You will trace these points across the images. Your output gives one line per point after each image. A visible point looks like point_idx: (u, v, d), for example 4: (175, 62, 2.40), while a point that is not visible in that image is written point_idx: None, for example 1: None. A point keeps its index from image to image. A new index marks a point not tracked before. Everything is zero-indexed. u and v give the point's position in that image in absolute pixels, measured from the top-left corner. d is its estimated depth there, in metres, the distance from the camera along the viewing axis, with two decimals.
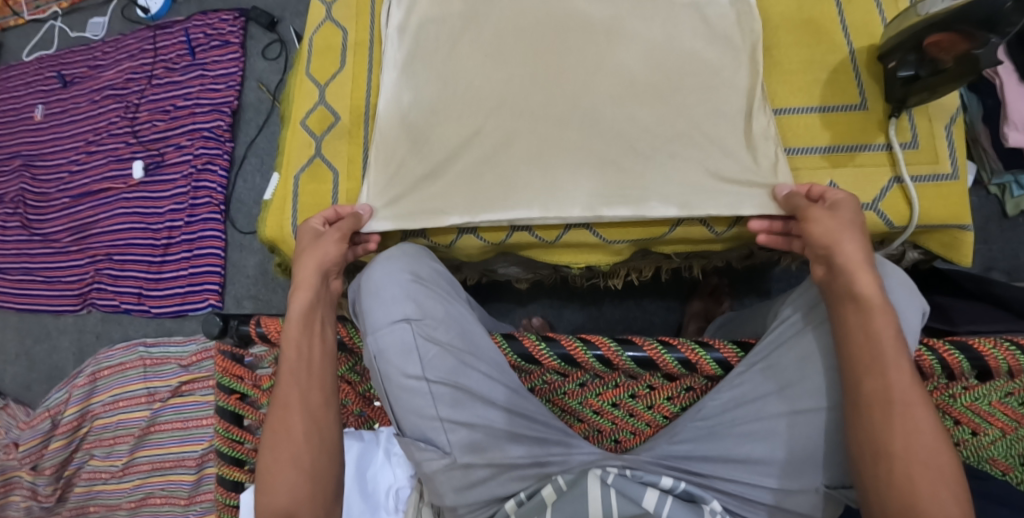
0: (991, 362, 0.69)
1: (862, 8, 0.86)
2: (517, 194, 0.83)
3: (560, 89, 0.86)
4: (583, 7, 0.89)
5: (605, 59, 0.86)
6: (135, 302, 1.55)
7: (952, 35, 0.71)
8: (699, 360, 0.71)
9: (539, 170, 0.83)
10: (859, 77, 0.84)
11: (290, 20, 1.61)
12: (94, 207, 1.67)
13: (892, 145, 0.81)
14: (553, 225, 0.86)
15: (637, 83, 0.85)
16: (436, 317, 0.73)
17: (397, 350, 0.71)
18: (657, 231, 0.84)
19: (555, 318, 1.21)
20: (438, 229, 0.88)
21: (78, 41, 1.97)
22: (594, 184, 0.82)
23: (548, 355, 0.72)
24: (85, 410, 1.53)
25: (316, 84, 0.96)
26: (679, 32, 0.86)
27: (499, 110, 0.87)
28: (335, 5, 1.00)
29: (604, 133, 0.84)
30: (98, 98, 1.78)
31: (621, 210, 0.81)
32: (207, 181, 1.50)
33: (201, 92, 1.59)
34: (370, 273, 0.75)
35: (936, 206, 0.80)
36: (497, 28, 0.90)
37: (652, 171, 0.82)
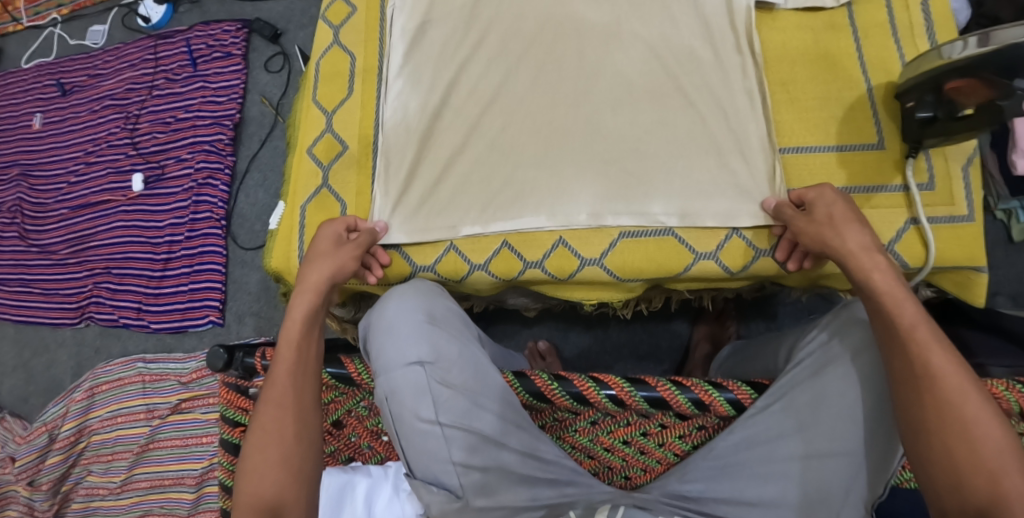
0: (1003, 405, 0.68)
1: (878, 42, 0.86)
2: (526, 201, 0.83)
3: (561, 92, 0.87)
4: (582, 10, 0.90)
5: (604, 60, 0.87)
6: (135, 317, 1.53)
7: (974, 80, 0.70)
8: (713, 401, 0.70)
9: (543, 169, 0.84)
10: (876, 115, 0.83)
11: (293, 32, 1.59)
12: (93, 219, 1.65)
13: (909, 186, 0.80)
14: (566, 262, 0.83)
15: (636, 86, 0.86)
16: (450, 359, 0.72)
17: (411, 393, 0.70)
18: (674, 269, 0.82)
19: (560, 340, 1.19)
20: (446, 266, 0.85)
21: (78, 48, 1.95)
22: (597, 185, 0.83)
23: (560, 394, 0.70)
24: (83, 425, 1.51)
25: (323, 111, 0.95)
26: (677, 31, 0.87)
27: (506, 118, 0.87)
28: (344, 29, 0.98)
29: (604, 136, 0.84)
30: (97, 108, 1.76)
31: (627, 218, 0.82)
32: (208, 195, 1.48)
33: (202, 104, 1.56)
34: (384, 312, 0.74)
35: (951, 247, 0.79)
36: (501, 32, 0.90)
37: (652, 177, 0.82)
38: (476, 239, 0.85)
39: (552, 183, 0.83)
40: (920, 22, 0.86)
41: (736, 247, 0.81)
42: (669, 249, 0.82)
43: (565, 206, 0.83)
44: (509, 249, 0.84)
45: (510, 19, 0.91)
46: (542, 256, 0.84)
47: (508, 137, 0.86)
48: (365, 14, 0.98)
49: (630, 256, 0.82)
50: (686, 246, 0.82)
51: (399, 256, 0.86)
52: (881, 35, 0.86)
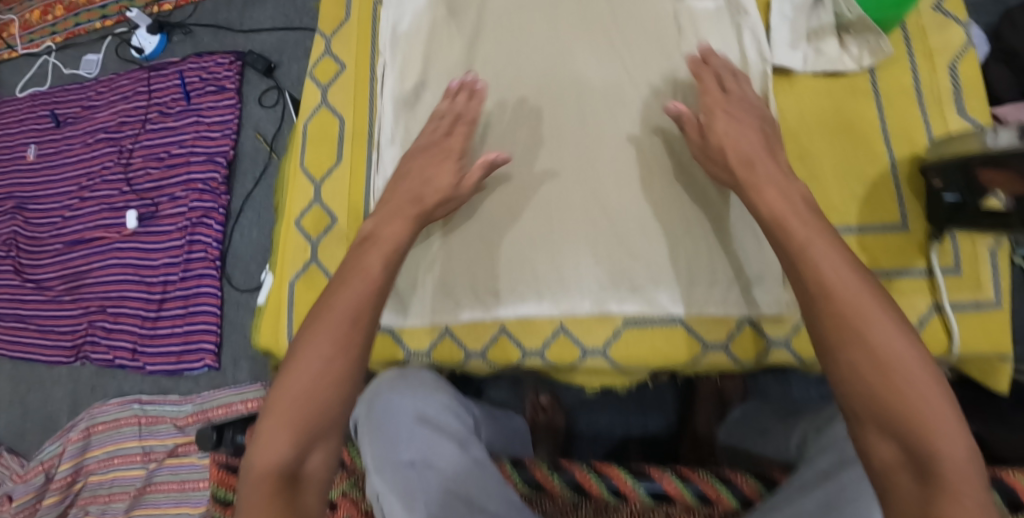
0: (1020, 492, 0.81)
1: (903, 113, 0.89)
2: (527, 286, 0.87)
3: (566, 162, 0.88)
4: (586, 72, 0.91)
5: (608, 129, 0.89)
6: (130, 358, 1.50)
7: (1009, 173, 0.71)
8: (719, 495, 0.78)
9: (544, 249, 0.87)
10: (902, 194, 0.87)
11: (287, 65, 1.57)
12: (88, 255, 1.62)
13: (933, 272, 0.84)
14: (568, 351, 0.87)
15: (637, 158, 0.88)
16: (445, 467, 0.70)
17: (401, 493, 0.67)
18: (686, 362, 0.86)
19: (561, 390, 1.14)
20: (444, 350, 0.90)
21: (71, 77, 1.92)
22: (600, 268, 0.86)
23: (558, 484, 0.81)
24: (80, 466, 1.48)
25: (311, 180, 0.95)
26: (684, 95, 0.89)
27: (506, 193, 0.89)
28: (331, 89, 0.99)
29: (608, 212, 0.87)
30: (90, 140, 1.73)
31: (631, 305, 0.85)
32: (202, 234, 1.46)
33: (196, 140, 1.53)
34: (375, 408, 0.74)
35: (977, 336, 0.82)
36: (502, 95, 0.92)
37: (650, 256, 0.86)
38: (476, 327, 0.89)
39: (554, 265, 0.86)
40: (947, 88, 0.89)
41: (747, 338, 0.86)
42: (678, 339, 0.86)
43: (568, 291, 0.86)
44: (508, 336, 0.88)
45: (510, 84, 0.92)
46: (543, 344, 0.87)
47: (511, 216, 0.88)
48: (354, 72, 0.99)
49: (635, 347, 0.86)
50: (695, 337, 0.86)
51: (391, 340, 0.91)
52: (906, 100, 0.89)
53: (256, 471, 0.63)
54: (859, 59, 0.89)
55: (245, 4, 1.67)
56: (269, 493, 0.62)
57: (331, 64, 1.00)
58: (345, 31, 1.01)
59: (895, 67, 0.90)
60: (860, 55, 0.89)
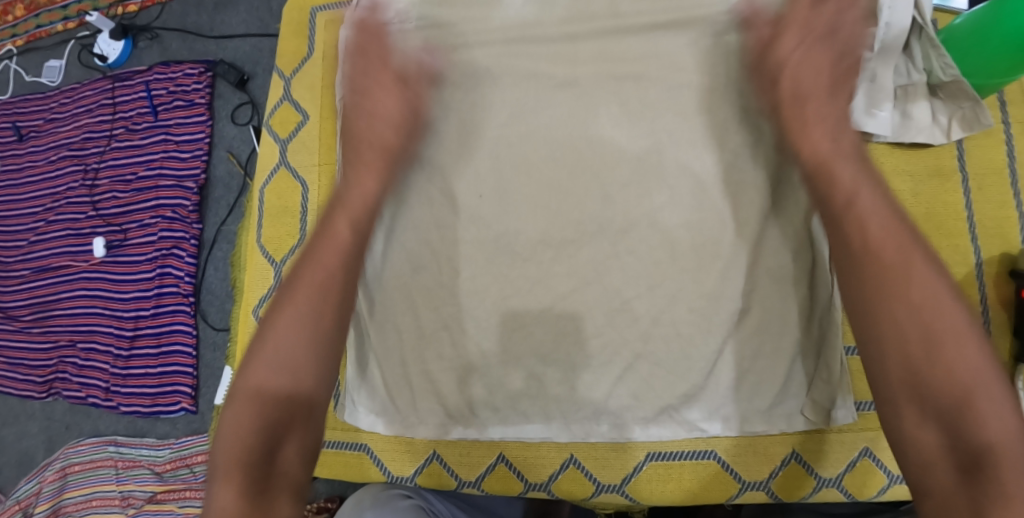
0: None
1: (992, 199, 0.81)
2: (535, 405, 0.77)
3: (582, 255, 0.74)
4: (607, 131, 0.75)
5: (641, 213, 0.73)
6: (104, 398, 1.41)
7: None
8: None
9: (556, 364, 0.75)
10: (986, 299, 0.79)
11: (260, 78, 1.45)
12: (54, 285, 1.51)
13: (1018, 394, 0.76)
14: (580, 488, 0.83)
15: (679, 244, 0.72)
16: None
17: None
18: (725, 494, 0.80)
19: None
20: (430, 475, 0.85)
21: (33, 85, 1.78)
22: (622, 389, 0.75)
23: None
24: (57, 506, 1.38)
25: (272, 260, 0.88)
26: (739, 160, 0.72)
27: (500, 281, 0.76)
28: (292, 144, 0.90)
29: (637, 322, 0.73)
30: (54, 157, 1.61)
31: (659, 430, 0.77)
32: (173, 267, 1.35)
33: (164, 160, 1.41)
34: None
35: None
36: (496, 163, 0.76)
37: (687, 371, 0.73)
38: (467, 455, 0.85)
39: (568, 384, 0.75)
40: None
41: (790, 475, 0.79)
42: (711, 479, 0.80)
43: (582, 415, 0.77)
44: (506, 467, 0.84)
45: (513, 148, 0.76)
46: (548, 478, 0.83)
47: (514, 306, 0.75)
48: (318, 123, 0.90)
49: (657, 484, 0.81)
50: (732, 477, 0.80)
51: (372, 464, 0.87)
52: (998, 186, 0.81)
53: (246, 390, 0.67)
54: (948, 131, 0.80)
55: (215, 7, 1.53)
56: (259, 412, 0.65)
57: (288, 110, 0.91)
58: (309, 66, 0.91)
59: (988, 140, 0.82)
60: (949, 126, 0.80)
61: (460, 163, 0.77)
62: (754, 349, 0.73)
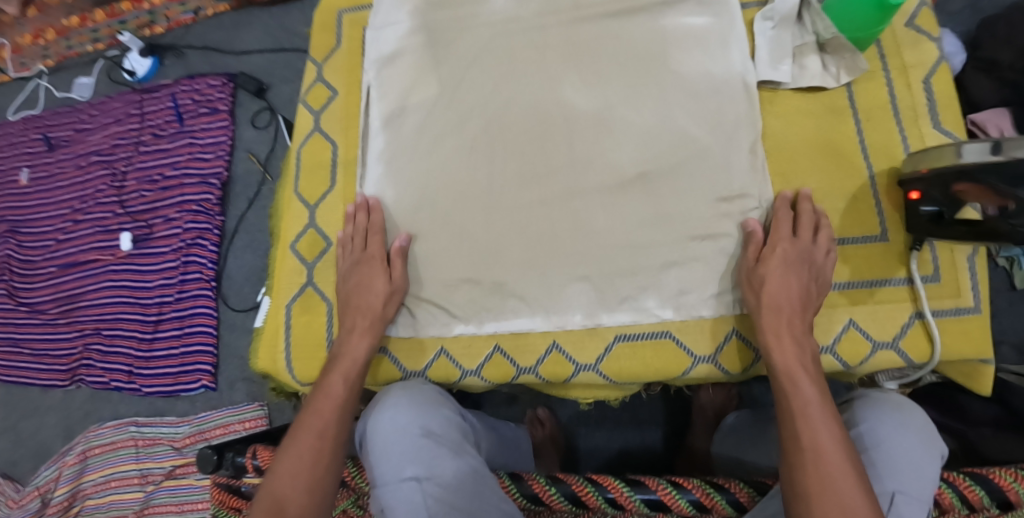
0: (1013, 496, 0.65)
1: (881, 128, 0.84)
2: (518, 301, 0.82)
3: (551, 186, 0.83)
4: (568, 96, 0.85)
5: (590, 153, 0.83)
6: (126, 381, 1.50)
7: (979, 185, 0.71)
8: (714, 504, 0.63)
9: (535, 273, 0.82)
10: (880, 204, 0.82)
11: (278, 86, 1.60)
12: (81, 278, 1.62)
13: (914, 280, 0.78)
14: (561, 368, 0.82)
15: (626, 176, 0.81)
16: (447, 475, 0.63)
17: (404, 512, 0.61)
18: (676, 371, 0.80)
19: (558, 406, 1.10)
20: (438, 370, 0.85)
21: (63, 101, 1.93)
22: (586, 286, 0.81)
23: (557, 499, 0.65)
24: (76, 489, 1.47)
25: (305, 204, 0.93)
26: (672, 111, 0.82)
27: (487, 215, 0.84)
28: (324, 115, 0.96)
29: (599, 231, 0.81)
30: (83, 163, 1.74)
31: (622, 315, 0.81)
32: (197, 255, 1.46)
33: (189, 162, 1.55)
34: (375, 424, 0.66)
35: (956, 341, 0.78)
36: (483, 121, 0.86)
37: (642, 266, 0.80)
38: (471, 342, 0.85)
39: (544, 285, 0.81)
40: (924, 104, 0.84)
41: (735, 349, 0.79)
42: (667, 353, 0.80)
43: (560, 305, 0.82)
44: (501, 355, 0.84)
45: (496, 109, 0.86)
46: (535, 361, 0.83)
47: (497, 231, 0.83)
48: (345, 99, 0.96)
49: (627, 362, 0.81)
50: (685, 351, 0.80)
51: (389, 362, 0.86)
52: (884, 117, 0.85)
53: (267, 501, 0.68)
54: (837, 76, 0.86)
55: (234, 27, 1.71)
56: None
57: (323, 89, 0.97)
58: (335, 59, 0.99)
59: (872, 82, 0.86)
60: (838, 71, 0.86)
61: (449, 125, 0.87)
62: (704, 248, 0.79)
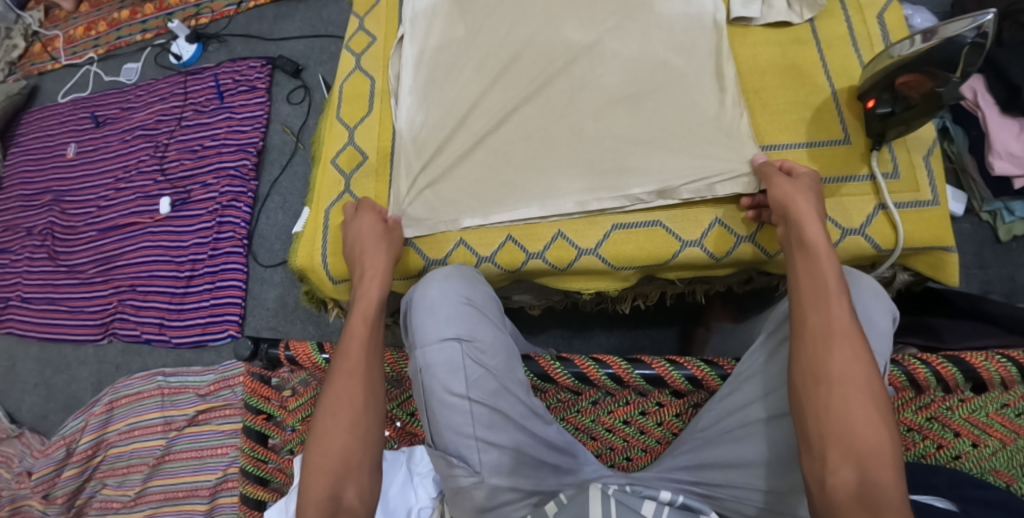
0: (984, 373, 0.70)
1: (840, 53, 0.87)
2: (516, 195, 0.84)
3: (544, 104, 0.87)
4: (565, 31, 0.89)
5: (585, 76, 0.87)
6: (157, 333, 1.61)
7: (919, 75, 0.73)
8: (705, 376, 0.72)
9: (530, 170, 0.84)
10: (841, 115, 0.84)
11: (314, 67, 1.75)
12: (120, 241, 1.74)
13: (876, 175, 0.80)
14: (565, 252, 0.83)
15: (614, 96, 0.86)
16: (486, 341, 0.72)
17: (445, 368, 0.70)
18: (661, 255, 0.81)
19: (565, 348, 1.15)
20: (457, 261, 0.85)
21: (111, 85, 2.05)
22: (582, 179, 0.83)
23: (564, 374, 0.74)
24: (100, 439, 1.53)
25: (345, 126, 0.94)
26: (653, 45, 0.87)
27: (498, 127, 0.87)
28: (365, 56, 0.98)
29: (586, 139, 0.84)
30: (128, 138, 1.86)
31: (609, 204, 0.82)
32: (231, 216, 1.60)
33: (228, 133, 1.70)
34: (426, 290, 0.74)
35: (918, 229, 0.79)
36: (499, 48, 0.90)
37: (631, 165, 0.82)
38: (486, 231, 0.85)
39: (541, 179, 0.84)
40: (878, 34, 0.87)
41: (717, 236, 0.81)
42: (657, 240, 0.81)
43: (551, 192, 0.83)
44: (513, 242, 0.84)
45: (509, 45, 0.90)
46: (543, 247, 0.83)
47: (507, 138, 0.86)
48: (384, 44, 0.98)
49: (624, 246, 0.82)
50: (671, 236, 0.81)
51: (413, 252, 0.86)
52: (844, 47, 0.87)
53: (317, 462, 0.66)
54: (800, 13, 0.88)
55: (276, 17, 1.85)
56: (325, 489, 0.65)
57: (356, 23, 1.01)
58: (376, 12, 1.01)
59: (832, 18, 0.89)
60: (801, 10, 0.88)
61: (473, 52, 0.91)
62: (686, 150, 0.82)
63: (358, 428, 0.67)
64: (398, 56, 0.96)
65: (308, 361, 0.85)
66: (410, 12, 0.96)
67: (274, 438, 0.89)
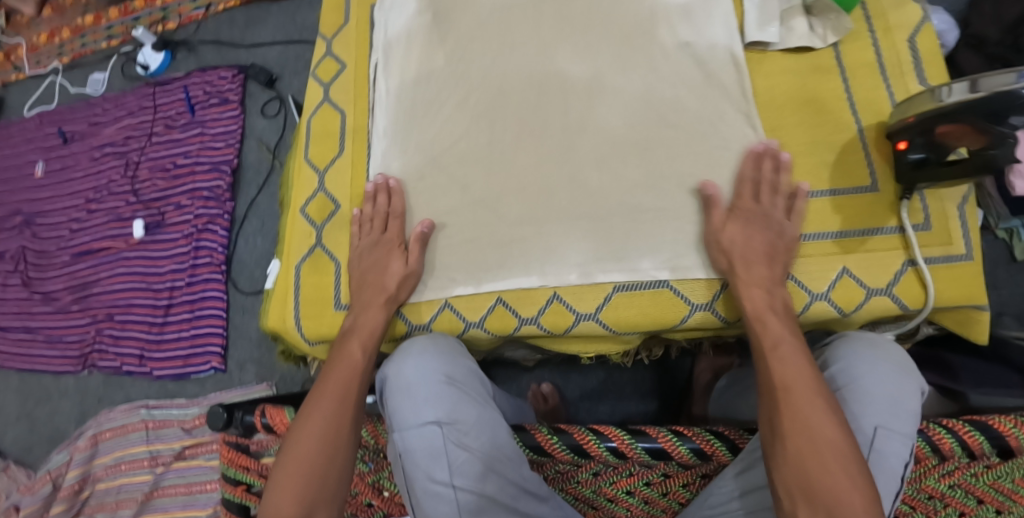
0: (1011, 441, 0.63)
1: (866, 82, 0.79)
2: (515, 260, 0.76)
3: (541, 151, 0.78)
4: (562, 63, 0.81)
5: (585, 118, 0.78)
6: (137, 364, 1.54)
7: (961, 125, 0.67)
8: (715, 451, 0.66)
9: (534, 233, 0.76)
10: (869, 157, 0.77)
11: (288, 77, 1.66)
12: (95, 266, 1.65)
13: (905, 228, 0.73)
14: (561, 318, 0.76)
15: (619, 139, 0.77)
16: (469, 422, 0.66)
17: (426, 454, 0.64)
18: (668, 320, 0.75)
19: (562, 382, 1.08)
20: (442, 326, 0.78)
21: (79, 96, 1.94)
22: (586, 242, 0.75)
23: (559, 447, 0.67)
24: (87, 473, 1.46)
25: (314, 170, 0.87)
26: (660, 81, 0.79)
27: (489, 175, 0.79)
28: (334, 86, 0.90)
29: (591, 193, 0.76)
30: (97, 154, 1.76)
31: (617, 274, 0.75)
32: (208, 241, 1.53)
33: (201, 151, 1.61)
34: (401, 368, 0.68)
35: (949, 287, 0.73)
36: (488, 87, 0.81)
37: (641, 227, 0.75)
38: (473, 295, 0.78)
39: (541, 241, 0.76)
40: (909, 61, 0.80)
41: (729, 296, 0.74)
42: (663, 301, 0.74)
43: (552, 257, 0.76)
44: (503, 306, 0.77)
45: (495, 78, 0.81)
46: (537, 312, 0.76)
47: (497, 186, 0.78)
48: (354, 71, 0.90)
49: (627, 311, 0.75)
50: (680, 297, 0.74)
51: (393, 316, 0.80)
52: (871, 76, 0.80)
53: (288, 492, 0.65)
54: (824, 36, 0.81)
55: (246, 22, 1.75)
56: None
57: (323, 47, 0.92)
58: (344, 34, 0.92)
59: (859, 42, 0.81)
60: (824, 32, 0.81)
61: (457, 90, 0.82)
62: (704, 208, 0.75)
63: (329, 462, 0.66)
64: (372, 97, 0.88)
65: (285, 430, 0.78)
66: (388, 41, 0.88)
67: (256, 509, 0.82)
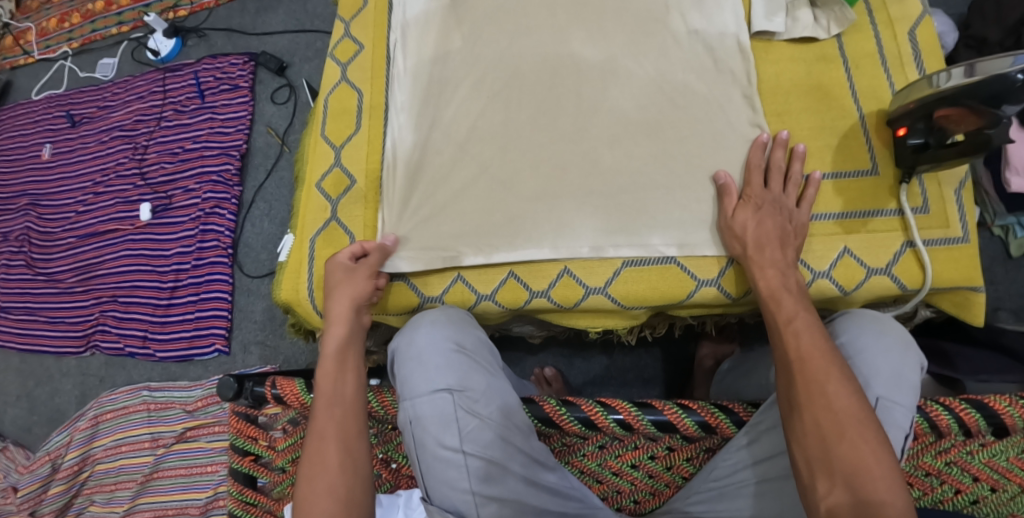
0: (1007, 419, 0.65)
1: (868, 73, 0.81)
2: (526, 234, 0.78)
3: (554, 132, 0.80)
4: (575, 46, 0.83)
5: (596, 99, 0.80)
6: (141, 345, 1.55)
7: (961, 108, 0.68)
8: (719, 423, 0.67)
9: (544, 210, 0.78)
10: (870, 142, 0.79)
11: (298, 66, 1.68)
12: (100, 248, 1.66)
13: (904, 210, 0.75)
14: (571, 291, 0.78)
15: (630, 121, 0.79)
16: (478, 390, 0.67)
17: (437, 419, 0.65)
18: (675, 296, 0.76)
19: (566, 367, 1.09)
20: (454, 298, 0.80)
21: (87, 81, 1.95)
22: (595, 219, 0.77)
23: (569, 420, 0.68)
24: (86, 454, 1.47)
25: (331, 145, 0.88)
26: (671, 66, 0.81)
27: (502, 153, 0.80)
28: (351, 66, 0.92)
29: (602, 171, 0.78)
30: (105, 138, 1.77)
31: (628, 250, 0.76)
32: (215, 224, 1.54)
33: (210, 135, 1.62)
34: (411, 337, 0.70)
35: (946, 269, 0.75)
36: (503, 69, 0.83)
37: (650, 206, 0.77)
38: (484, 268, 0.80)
39: (552, 217, 0.78)
40: (909, 52, 0.82)
41: (734, 275, 0.75)
42: (670, 277, 0.76)
43: (563, 232, 0.77)
44: (515, 279, 0.79)
45: (508, 61, 0.83)
46: (547, 285, 0.78)
47: (511, 164, 0.80)
48: (371, 51, 0.92)
49: (635, 286, 0.77)
50: (687, 273, 0.76)
51: (406, 289, 0.81)
52: (873, 66, 0.82)
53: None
54: (828, 27, 0.83)
55: (257, 10, 1.76)
56: None
57: (341, 28, 0.94)
58: (362, 16, 0.94)
59: (861, 33, 0.83)
60: (827, 23, 0.83)
61: (474, 72, 0.84)
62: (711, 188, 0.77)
63: (337, 491, 0.62)
64: (390, 76, 0.90)
65: (296, 400, 0.80)
66: (405, 23, 0.90)
67: (263, 480, 0.83)
